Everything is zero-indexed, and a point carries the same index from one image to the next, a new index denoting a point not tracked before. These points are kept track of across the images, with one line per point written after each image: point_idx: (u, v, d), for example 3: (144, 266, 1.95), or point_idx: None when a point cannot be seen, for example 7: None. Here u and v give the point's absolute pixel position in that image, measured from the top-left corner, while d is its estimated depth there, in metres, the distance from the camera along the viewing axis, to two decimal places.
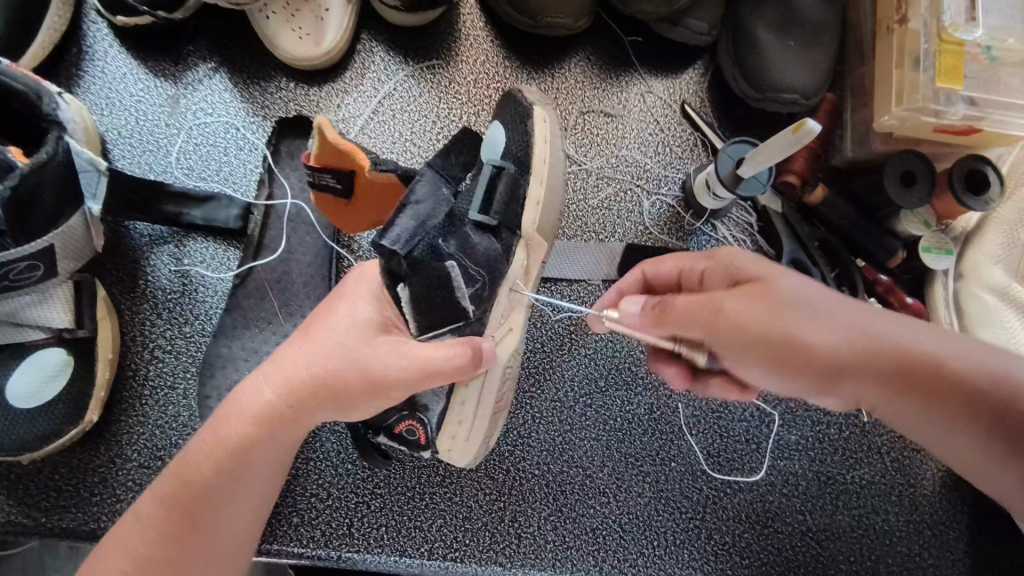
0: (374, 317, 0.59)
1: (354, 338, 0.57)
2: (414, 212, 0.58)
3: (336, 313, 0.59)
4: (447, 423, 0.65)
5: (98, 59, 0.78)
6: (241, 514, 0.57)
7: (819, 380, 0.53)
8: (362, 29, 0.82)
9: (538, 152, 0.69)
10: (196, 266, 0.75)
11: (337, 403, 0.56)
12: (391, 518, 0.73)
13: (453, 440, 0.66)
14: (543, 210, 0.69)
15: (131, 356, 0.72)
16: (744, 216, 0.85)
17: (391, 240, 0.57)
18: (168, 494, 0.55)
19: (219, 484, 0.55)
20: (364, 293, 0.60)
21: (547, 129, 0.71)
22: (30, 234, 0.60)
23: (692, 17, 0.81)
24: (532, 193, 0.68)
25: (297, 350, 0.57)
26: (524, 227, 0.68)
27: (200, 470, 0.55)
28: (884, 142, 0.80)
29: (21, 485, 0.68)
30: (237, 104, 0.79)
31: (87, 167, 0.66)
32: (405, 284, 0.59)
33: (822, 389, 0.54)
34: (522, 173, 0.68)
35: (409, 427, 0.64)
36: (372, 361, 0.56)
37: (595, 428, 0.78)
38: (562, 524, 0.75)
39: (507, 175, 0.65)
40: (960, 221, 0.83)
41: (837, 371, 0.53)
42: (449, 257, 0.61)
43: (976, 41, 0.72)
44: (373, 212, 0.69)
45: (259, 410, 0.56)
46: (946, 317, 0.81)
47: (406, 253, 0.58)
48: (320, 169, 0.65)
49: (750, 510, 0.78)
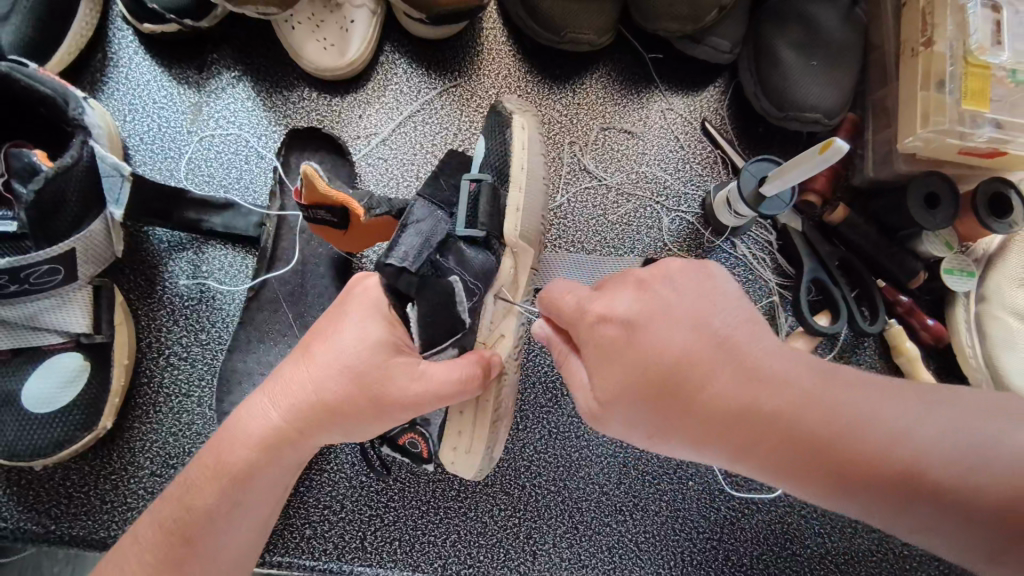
0: (386, 336, 0.54)
1: (367, 357, 0.53)
2: (417, 230, 0.60)
3: (342, 329, 0.54)
4: (446, 435, 0.65)
5: (122, 66, 0.78)
6: (242, 537, 0.53)
7: (679, 420, 0.45)
8: (385, 41, 0.82)
9: (516, 160, 0.66)
10: (214, 274, 0.75)
11: (348, 423, 0.53)
12: (405, 533, 0.72)
13: (456, 453, 0.65)
14: (524, 217, 0.65)
15: (146, 363, 0.72)
16: (763, 234, 0.84)
17: (398, 258, 0.57)
18: (172, 509, 0.51)
19: (224, 502, 0.51)
20: (373, 311, 0.55)
21: (527, 136, 0.68)
22: (53, 237, 0.60)
23: (716, 35, 0.81)
24: (511, 200, 0.65)
25: (304, 371, 0.53)
26: (505, 236, 0.65)
27: (202, 492, 0.51)
28: (906, 163, 0.80)
29: (32, 492, 0.68)
30: (259, 113, 0.79)
31: (111, 171, 0.65)
32: (414, 304, 0.59)
33: (716, 446, 0.45)
34: (502, 183, 0.66)
35: (411, 439, 0.63)
36: (391, 381, 0.52)
37: (611, 445, 0.77)
38: (577, 542, 0.74)
39: (485, 186, 0.63)
40: (981, 243, 0.82)
41: (708, 427, 0.44)
42: (450, 272, 0.62)
43: (1003, 64, 0.72)
44: (365, 242, 0.68)
45: (266, 433, 0.52)
46: (967, 341, 0.80)
47: (417, 269, 0.58)
48: (312, 207, 0.63)
49: (768, 532, 0.77)
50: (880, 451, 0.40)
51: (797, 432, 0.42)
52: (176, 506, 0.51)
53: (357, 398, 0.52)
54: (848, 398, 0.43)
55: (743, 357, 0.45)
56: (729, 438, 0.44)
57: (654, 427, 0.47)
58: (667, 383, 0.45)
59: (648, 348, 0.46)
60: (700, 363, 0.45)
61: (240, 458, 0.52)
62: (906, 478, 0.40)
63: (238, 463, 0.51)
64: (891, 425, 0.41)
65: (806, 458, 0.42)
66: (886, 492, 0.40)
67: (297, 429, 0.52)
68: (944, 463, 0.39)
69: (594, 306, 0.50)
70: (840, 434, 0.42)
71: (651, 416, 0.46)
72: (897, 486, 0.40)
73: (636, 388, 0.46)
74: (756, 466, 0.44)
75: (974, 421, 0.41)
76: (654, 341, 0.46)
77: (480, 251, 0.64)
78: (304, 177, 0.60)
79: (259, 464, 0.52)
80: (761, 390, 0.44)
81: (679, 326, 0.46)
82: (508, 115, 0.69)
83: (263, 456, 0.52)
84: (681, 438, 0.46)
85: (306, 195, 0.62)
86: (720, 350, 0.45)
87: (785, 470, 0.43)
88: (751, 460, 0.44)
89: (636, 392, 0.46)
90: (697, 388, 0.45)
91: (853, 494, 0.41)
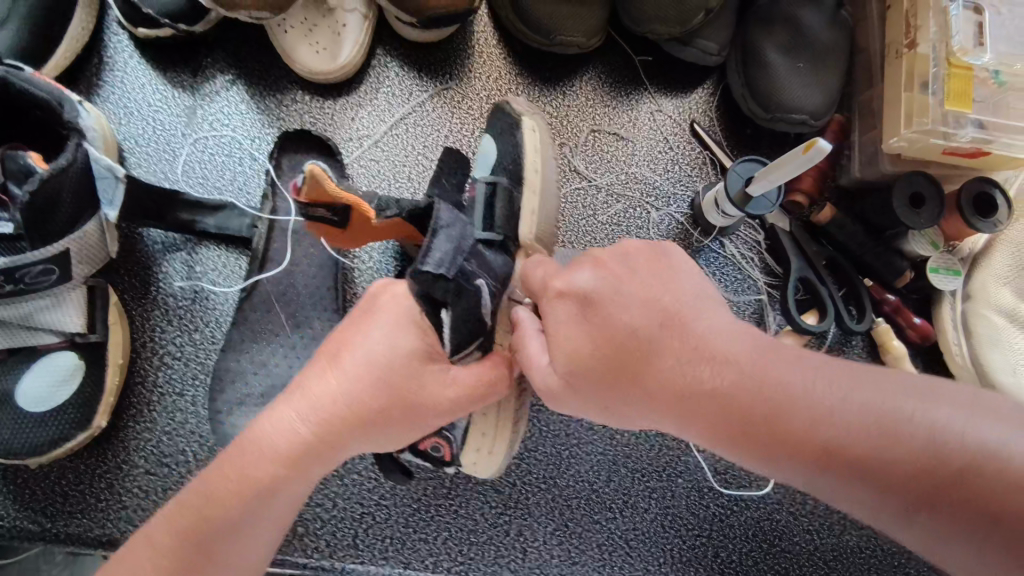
0: (416, 346, 0.54)
1: (396, 367, 0.53)
2: (448, 236, 0.58)
3: (369, 337, 0.54)
4: (470, 437, 0.64)
5: (117, 69, 0.79)
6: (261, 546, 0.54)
7: (628, 394, 0.48)
8: (377, 44, 0.83)
9: (530, 162, 0.69)
10: (208, 275, 0.76)
11: (371, 431, 0.53)
12: (396, 530, 0.73)
13: (478, 454, 0.65)
14: (538, 219, 0.69)
15: (141, 363, 0.73)
16: (752, 234, 0.85)
17: (434, 265, 0.56)
18: (178, 513, 0.52)
19: (246, 512, 0.51)
20: (402, 319, 0.55)
21: (537, 139, 0.71)
22: (47, 237, 0.61)
23: (703, 38, 0.82)
24: (524, 204, 0.68)
25: (321, 378, 0.53)
26: (521, 238, 0.68)
27: (222, 505, 0.51)
28: (893, 163, 0.81)
29: (27, 490, 0.68)
30: (253, 115, 0.80)
31: (104, 174, 0.65)
32: (447, 310, 0.58)
33: (661, 416, 0.48)
34: (516, 185, 0.69)
35: (434, 444, 0.64)
36: (420, 389, 0.54)
37: (600, 443, 0.77)
38: (567, 539, 0.75)
39: (500, 188, 0.68)
40: (967, 242, 0.83)
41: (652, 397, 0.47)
42: (476, 277, 0.61)
43: (985, 66, 0.73)
44: (365, 241, 0.68)
45: (269, 436, 0.52)
46: (954, 339, 0.81)
47: (451, 276, 0.57)
48: (313, 206, 0.62)
49: (758, 528, 0.78)
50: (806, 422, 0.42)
51: (732, 403, 0.45)
52: (194, 516, 0.51)
53: (378, 403, 0.53)
54: (786, 371, 0.45)
55: (687, 332, 0.47)
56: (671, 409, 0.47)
57: (604, 400, 0.49)
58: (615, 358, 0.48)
59: (602, 320, 0.48)
60: (645, 340, 0.47)
61: (264, 472, 0.51)
62: (830, 446, 0.42)
63: (236, 464, 0.52)
64: (821, 396, 0.43)
65: (742, 427, 0.44)
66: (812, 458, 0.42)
67: (292, 430, 0.52)
68: (864, 433, 0.41)
69: (555, 281, 0.52)
70: (772, 406, 0.44)
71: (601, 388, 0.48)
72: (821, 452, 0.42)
73: (590, 359, 0.48)
74: (700, 436, 0.47)
75: (895, 391, 0.43)
76: (609, 315, 0.48)
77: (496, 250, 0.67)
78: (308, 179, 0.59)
79: (283, 479, 0.52)
80: (700, 364, 0.46)
81: (627, 302, 0.49)
82: (515, 117, 0.72)
83: (265, 458, 0.52)
84: (633, 412, 0.49)
85: (308, 193, 0.61)
86: (667, 327, 0.48)
87: (721, 437, 0.46)
88: (691, 430, 0.47)
89: (588, 365, 0.48)
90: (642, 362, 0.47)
91: (783, 460, 0.43)
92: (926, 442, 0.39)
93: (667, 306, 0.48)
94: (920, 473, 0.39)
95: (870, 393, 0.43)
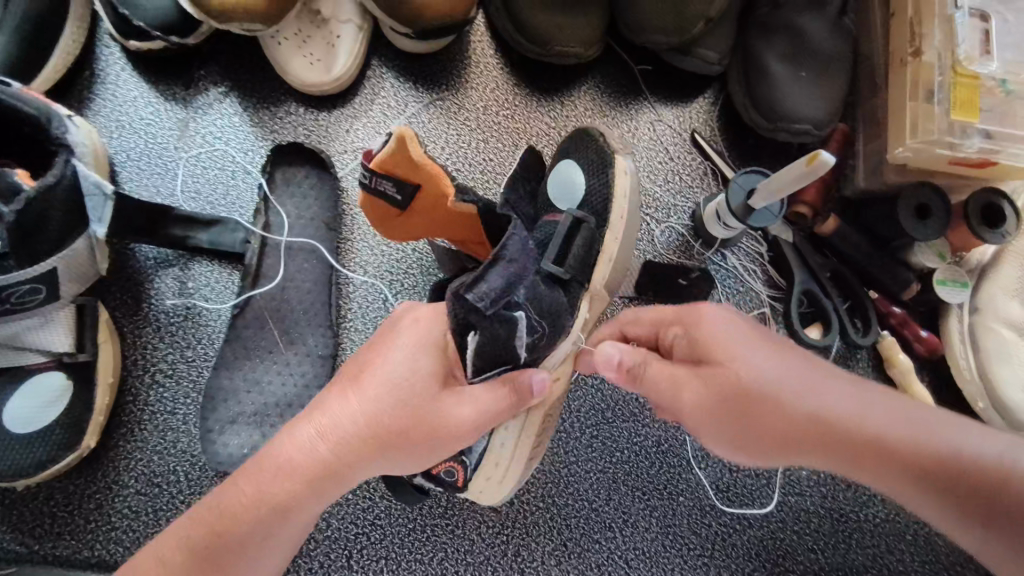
0: (436, 369, 0.54)
1: (416, 388, 0.53)
2: (505, 269, 0.50)
3: (389, 359, 0.53)
4: (484, 465, 0.62)
5: (109, 82, 0.78)
6: (268, 562, 0.52)
7: (762, 425, 0.51)
8: (373, 55, 0.82)
9: (616, 207, 0.69)
10: (200, 291, 0.75)
11: (390, 453, 0.52)
12: (391, 550, 0.72)
13: (487, 482, 0.63)
14: (613, 267, 0.69)
15: (131, 380, 0.72)
16: (755, 246, 0.83)
17: (477, 296, 0.49)
18: (196, 530, 0.50)
19: (258, 529, 0.49)
20: (425, 341, 0.54)
21: (626, 184, 0.70)
22: (35, 257, 0.60)
23: (704, 47, 0.81)
24: (604, 249, 0.68)
25: (339, 402, 0.52)
26: (593, 282, 0.68)
27: (234, 521, 0.49)
28: (897, 174, 0.79)
29: (15, 512, 0.67)
30: (246, 128, 0.79)
31: (93, 191, 0.63)
32: (475, 334, 0.52)
33: (788, 447, 0.52)
34: (599, 225, 0.69)
35: (448, 468, 0.60)
36: (436, 413, 0.53)
37: (600, 460, 0.76)
38: (566, 559, 0.73)
39: (586, 228, 0.65)
40: (974, 253, 0.81)
41: (786, 428, 0.51)
42: (519, 308, 0.54)
43: (992, 74, 0.71)
44: (412, 231, 0.65)
45: (281, 462, 0.50)
46: (961, 353, 0.79)
47: (491, 311, 0.51)
48: (380, 176, 0.59)
49: (761, 547, 0.76)
50: (908, 447, 0.49)
51: (849, 431, 0.50)
52: (209, 529, 0.50)
53: (398, 431, 0.51)
54: (895, 411, 0.51)
55: (812, 371, 0.53)
56: (797, 439, 0.51)
57: (735, 429, 0.52)
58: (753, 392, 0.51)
59: (740, 356, 0.52)
60: (782, 382, 0.51)
61: (280, 488, 0.50)
62: (928, 464, 0.49)
63: (245, 488, 0.50)
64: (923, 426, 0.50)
65: (858, 454, 0.50)
66: (909, 474, 0.49)
67: (308, 451, 0.50)
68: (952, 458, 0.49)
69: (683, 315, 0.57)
70: (883, 438, 0.50)
71: (735, 417, 0.52)
72: (917, 467, 0.49)
73: (726, 395, 0.52)
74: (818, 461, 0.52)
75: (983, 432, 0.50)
76: (746, 354, 0.52)
77: (559, 289, 0.63)
78: (396, 143, 0.56)
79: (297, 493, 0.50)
80: (822, 400, 0.51)
81: (759, 344, 0.53)
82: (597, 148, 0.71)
83: (278, 475, 0.50)
84: (764, 443, 0.52)
85: (384, 161, 0.58)
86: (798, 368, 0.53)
87: (837, 461, 0.51)
88: (814, 457, 0.52)
89: (719, 414, 0.52)
90: (779, 396, 0.51)
91: (890, 478, 0.50)
92: (996, 469, 0.48)
93: (794, 351, 0.54)
94: (992, 494, 0.47)
95: (961, 434, 0.50)
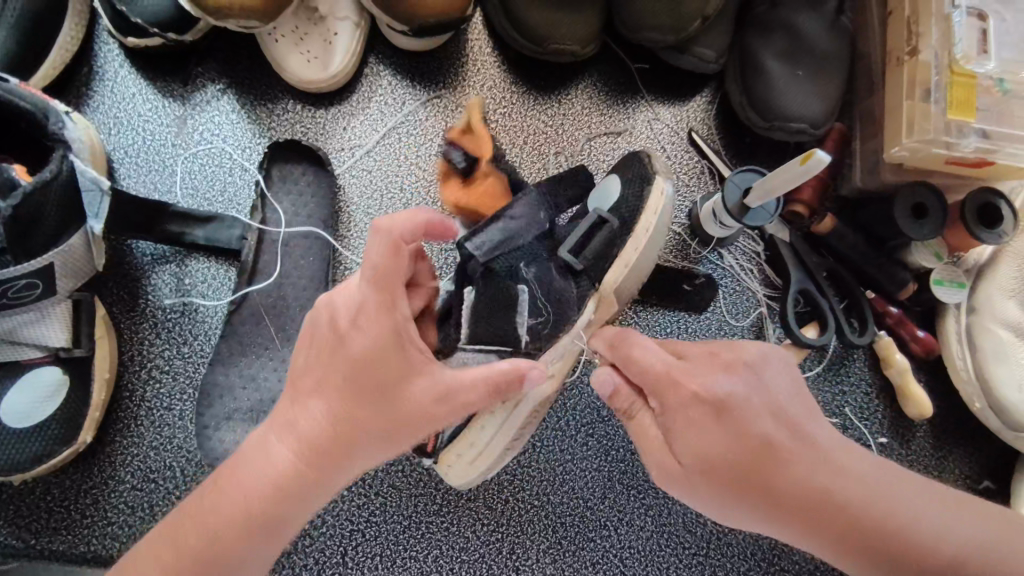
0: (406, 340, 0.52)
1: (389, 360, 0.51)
2: (507, 226, 0.62)
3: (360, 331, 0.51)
4: (458, 441, 0.63)
5: (107, 79, 0.78)
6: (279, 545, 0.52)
7: (752, 494, 0.52)
8: (370, 53, 0.82)
9: (643, 220, 0.68)
10: (196, 287, 0.75)
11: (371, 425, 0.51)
12: (386, 547, 0.72)
13: (458, 459, 0.64)
14: (628, 273, 0.68)
15: (128, 376, 0.72)
16: (752, 245, 0.83)
17: (476, 244, 0.61)
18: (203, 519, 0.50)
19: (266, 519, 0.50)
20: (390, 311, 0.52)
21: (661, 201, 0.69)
22: (32, 252, 0.60)
23: (701, 45, 0.80)
24: (622, 255, 0.67)
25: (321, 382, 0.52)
26: (603, 285, 0.67)
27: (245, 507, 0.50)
28: (894, 173, 0.79)
29: (12, 506, 0.67)
30: (243, 125, 0.79)
31: (90, 186, 0.65)
32: (472, 288, 0.61)
33: (772, 515, 0.52)
34: (622, 232, 0.67)
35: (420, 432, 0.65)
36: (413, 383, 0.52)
37: (595, 459, 0.76)
38: (561, 557, 0.73)
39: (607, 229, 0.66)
40: (972, 253, 0.81)
41: (776, 499, 0.52)
42: (523, 281, 0.62)
43: (989, 73, 0.71)
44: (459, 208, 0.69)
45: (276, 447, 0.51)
46: (958, 353, 0.79)
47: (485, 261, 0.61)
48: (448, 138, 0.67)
49: (756, 546, 0.76)
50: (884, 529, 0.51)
51: (832, 508, 0.52)
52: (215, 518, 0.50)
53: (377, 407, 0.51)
54: (875, 488, 0.53)
55: (805, 439, 0.53)
56: (785, 510, 0.52)
57: (727, 494, 0.52)
58: (745, 457, 0.52)
59: (740, 419, 0.52)
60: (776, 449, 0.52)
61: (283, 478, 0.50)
62: (898, 544, 0.51)
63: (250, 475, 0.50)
64: (901, 506, 0.52)
65: (836, 530, 0.52)
66: (877, 553, 0.51)
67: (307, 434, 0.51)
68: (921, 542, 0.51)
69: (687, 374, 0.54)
70: (859, 516, 0.52)
71: (729, 484, 0.52)
72: (886, 548, 0.51)
73: (726, 460, 0.52)
74: (796, 534, 0.53)
75: (948, 512, 0.53)
76: (745, 417, 0.52)
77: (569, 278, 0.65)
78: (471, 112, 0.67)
79: (298, 485, 0.51)
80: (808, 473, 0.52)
81: (760, 409, 0.53)
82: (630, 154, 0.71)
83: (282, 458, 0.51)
84: (753, 508, 0.52)
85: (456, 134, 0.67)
86: (791, 435, 0.53)
87: (813, 536, 0.52)
88: (793, 529, 0.53)
89: (711, 475, 0.52)
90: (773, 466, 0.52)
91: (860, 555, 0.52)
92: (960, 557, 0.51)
93: (787, 415, 0.54)
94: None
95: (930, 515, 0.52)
